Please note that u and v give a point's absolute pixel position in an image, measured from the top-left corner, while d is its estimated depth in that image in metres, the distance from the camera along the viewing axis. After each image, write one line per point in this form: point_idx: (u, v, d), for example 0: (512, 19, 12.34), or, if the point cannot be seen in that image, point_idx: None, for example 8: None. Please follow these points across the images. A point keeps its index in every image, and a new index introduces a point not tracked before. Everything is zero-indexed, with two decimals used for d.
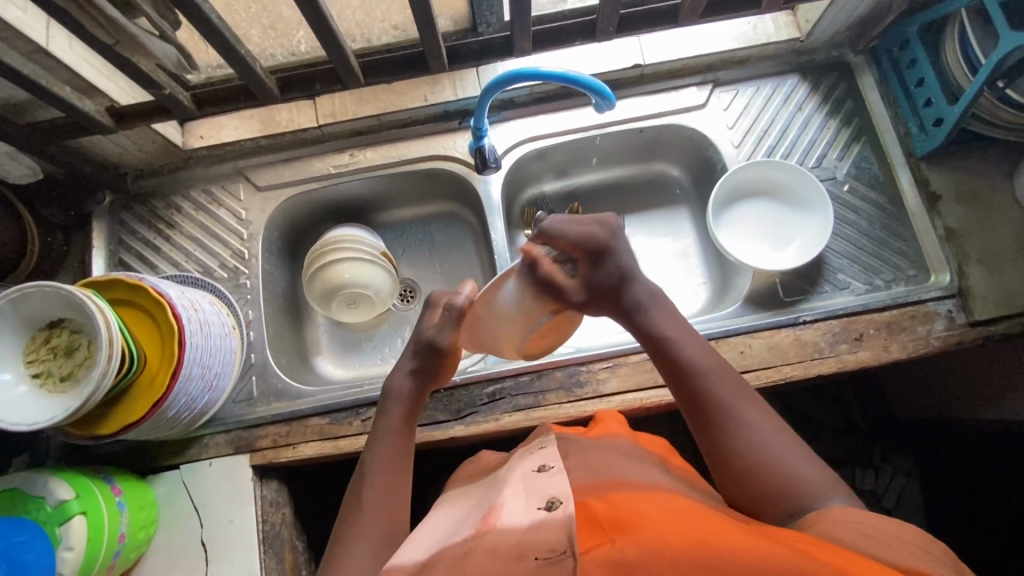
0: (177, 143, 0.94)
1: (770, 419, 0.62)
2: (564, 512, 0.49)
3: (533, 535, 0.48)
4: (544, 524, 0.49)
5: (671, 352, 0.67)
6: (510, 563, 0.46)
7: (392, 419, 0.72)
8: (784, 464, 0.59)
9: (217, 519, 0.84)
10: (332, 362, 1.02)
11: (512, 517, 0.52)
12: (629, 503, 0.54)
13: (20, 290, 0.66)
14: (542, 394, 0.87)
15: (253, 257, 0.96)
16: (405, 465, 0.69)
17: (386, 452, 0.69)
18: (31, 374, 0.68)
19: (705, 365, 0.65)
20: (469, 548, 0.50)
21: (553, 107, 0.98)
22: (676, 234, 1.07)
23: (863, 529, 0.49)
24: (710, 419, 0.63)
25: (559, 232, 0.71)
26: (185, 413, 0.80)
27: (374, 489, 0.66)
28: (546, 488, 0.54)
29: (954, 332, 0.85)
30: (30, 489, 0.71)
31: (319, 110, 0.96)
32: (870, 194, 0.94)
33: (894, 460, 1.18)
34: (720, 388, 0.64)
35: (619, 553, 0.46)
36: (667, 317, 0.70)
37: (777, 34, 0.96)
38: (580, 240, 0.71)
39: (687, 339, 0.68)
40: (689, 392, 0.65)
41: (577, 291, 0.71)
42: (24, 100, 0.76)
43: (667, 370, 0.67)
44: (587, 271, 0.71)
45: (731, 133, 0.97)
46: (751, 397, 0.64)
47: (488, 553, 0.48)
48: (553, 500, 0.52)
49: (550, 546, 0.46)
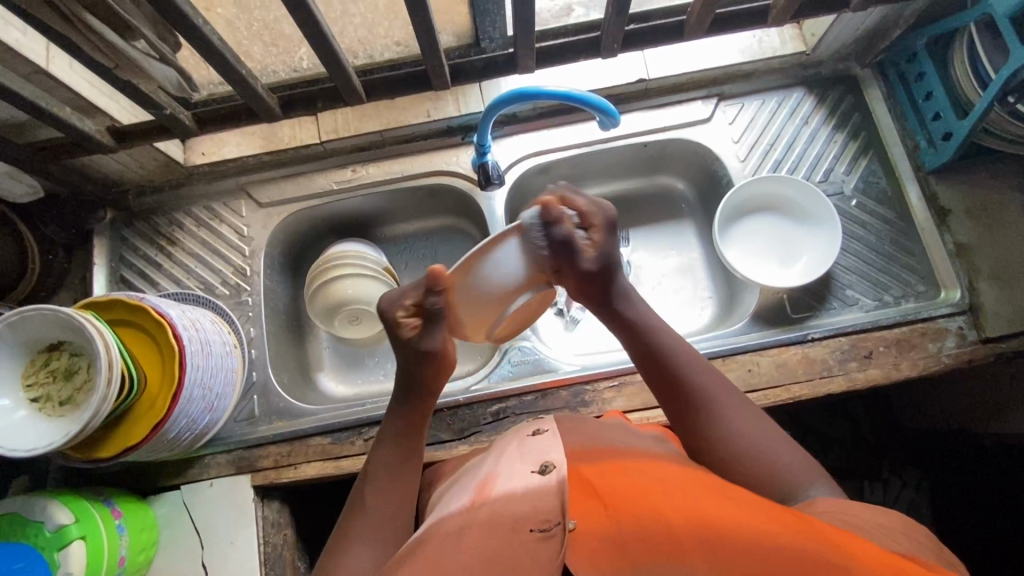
0: (179, 160, 0.93)
1: (751, 408, 0.63)
2: (556, 478, 0.51)
3: (527, 504, 0.50)
4: (536, 491, 0.51)
5: (652, 343, 0.67)
6: (508, 533, 0.48)
7: (396, 425, 0.68)
8: (771, 458, 0.59)
9: (219, 541, 0.83)
10: (334, 379, 1.01)
11: (509, 481, 0.54)
12: (625, 471, 0.54)
13: (19, 314, 0.65)
14: (546, 413, 0.85)
15: (255, 274, 0.95)
16: (409, 473, 0.66)
17: (393, 459, 0.66)
18: (30, 399, 0.67)
19: (688, 358, 0.66)
20: (467, 519, 0.51)
21: (556, 122, 0.98)
22: (681, 248, 1.06)
23: (849, 518, 0.49)
24: (691, 408, 0.63)
25: (575, 195, 0.67)
26: (186, 435, 0.79)
27: (376, 496, 0.64)
28: (542, 453, 0.56)
29: (965, 349, 0.84)
30: (29, 514, 0.70)
31: (321, 126, 0.95)
32: (879, 209, 0.92)
33: (903, 472, 1.15)
34: (705, 382, 0.64)
35: (616, 532, 0.48)
36: (646, 307, 0.70)
37: (783, 47, 0.95)
38: (596, 208, 0.66)
39: (670, 331, 0.68)
40: (675, 385, 0.64)
41: (591, 258, 0.65)
42: (24, 122, 0.75)
43: (646, 361, 0.67)
44: (603, 240, 0.66)
45: (736, 147, 0.97)
46: (728, 386, 0.65)
47: (489, 522, 0.50)
48: (547, 464, 0.54)
49: (544, 518, 0.48)
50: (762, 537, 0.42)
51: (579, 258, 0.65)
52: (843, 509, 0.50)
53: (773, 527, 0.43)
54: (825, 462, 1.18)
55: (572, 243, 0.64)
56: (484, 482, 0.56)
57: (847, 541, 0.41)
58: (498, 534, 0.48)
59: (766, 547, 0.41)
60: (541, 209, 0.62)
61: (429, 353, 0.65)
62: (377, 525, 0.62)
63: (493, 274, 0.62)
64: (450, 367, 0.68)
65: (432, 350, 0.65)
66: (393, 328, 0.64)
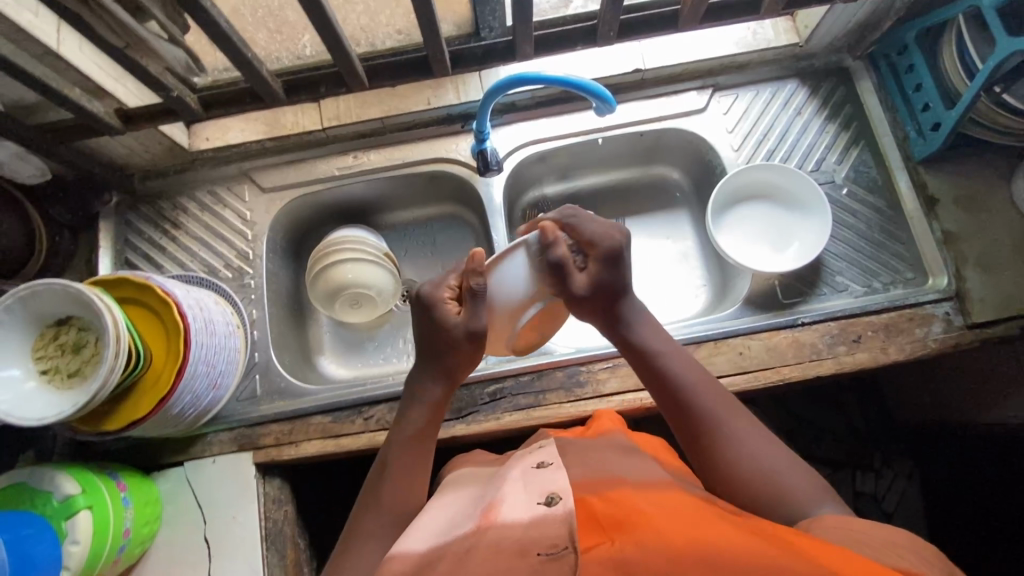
0: (184, 145, 0.95)
1: (754, 425, 0.65)
2: (565, 508, 0.50)
3: (535, 530, 0.49)
4: (543, 520, 0.50)
5: (658, 364, 0.69)
6: (513, 560, 0.47)
7: (417, 419, 0.69)
8: (775, 474, 0.61)
9: (222, 516, 0.85)
10: (334, 362, 1.03)
11: (514, 511, 0.52)
12: (627, 498, 0.54)
13: (30, 289, 0.67)
14: (542, 393, 0.87)
15: (257, 257, 0.97)
16: (421, 468, 0.68)
17: (406, 456, 0.68)
18: (40, 371, 0.69)
19: (692, 382, 0.67)
20: (472, 542, 0.50)
21: (554, 111, 1.00)
22: (676, 237, 1.08)
23: (855, 534, 0.51)
24: (696, 426, 0.65)
25: (579, 223, 0.70)
26: (190, 411, 0.81)
27: (391, 487, 0.66)
28: (547, 482, 0.55)
29: (951, 334, 0.86)
30: (38, 484, 0.72)
31: (324, 113, 0.97)
32: (868, 198, 0.94)
33: (895, 463, 1.17)
34: (711, 407, 0.65)
35: (620, 552, 0.47)
36: (652, 328, 0.72)
37: (776, 39, 0.97)
38: (598, 238, 0.69)
39: (675, 353, 0.69)
40: (682, 410, 0.66)
41: (583, 284, 0.68)
42: (35, 103, 0.78)
43: (652, 380, 0.69)
44: (598, 269, 0.68)
45: (731, 137, 0.98)
46: (733, 404, 0.66)
47: (492, 551, 0.48)
48: (553, 495, 0.53)
49: (552, 543, 0.48)
50: (760, 563, 0.44)
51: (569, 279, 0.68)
52: (840, 528, 0.52)
53: (770, 553, 0.45)
54: (817, 452, 1.19)
55: (566, 268, 0.67)
56: (489, 508, 0.55)
57: (830, 560, 0.44)
58: (503, 559, 0.47)
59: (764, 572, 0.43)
60: (540, 232, 0.68)
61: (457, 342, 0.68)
62: (386, 518, 0.65)
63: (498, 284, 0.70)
64: (479, 358, 0.71)
65: (474, 330, 0.68)
66: (436, 307, 0.68)
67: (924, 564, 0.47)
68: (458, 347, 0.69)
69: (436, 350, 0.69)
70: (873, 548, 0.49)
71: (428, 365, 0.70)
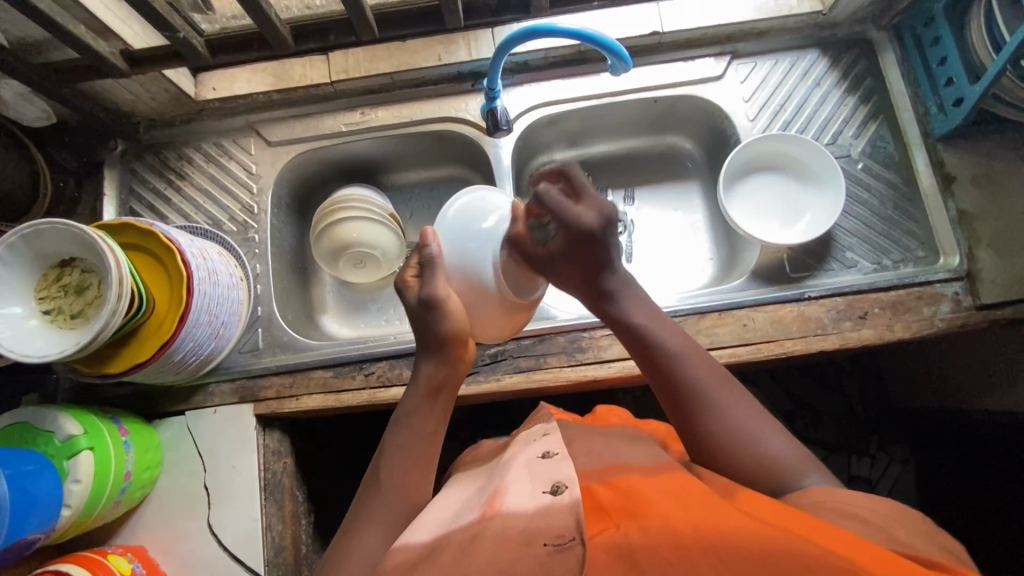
0: (189, 94, 0.93)
1: (746, 402, 0.62)
2: (570, 498, 0.51)
3: (541, 520, 0.50)
4: (550, 510, 0.51)
5: (641, 337, 0.66)
6: (521, 549, 0.48)
7: (423, 416, 0.68)
8: (774, 454, 0.58)
9: (220, 466, 0.86)
10: (337, 321, 1.04)
11: (520, 499, 0.53)
12: (633, 486, 0.54)
13: (33, 227, 0.67)
14: (543, 357, 0.87)
15: (262, 211, 0.96)
16: (429, 452, 0.67)
17: (409, 446, 0.66)
18: (42, 310, 0.69)
19: (678, 353, 0.65)
20: (476, 532, 0.51)
21: (567, 73, 0.97)
22: (686, 208, 1.07)
23: (851, 512, 0.50)
24: (684, 400, 0.62)
25: (548, 202, 0.66)
26: (192, 359, 0.81)
27: (391, 469, 0.65)
28: (552, 471, 0.56)
29: (959, 314, 0.85)
30: (40, 424, 0.73)
31: (332, 66, 0.94)
32: (884, 173, 0.93)
33: (890, 448, 1.17)
34: (698, 378, 0.63)
35: (626, 539, 0.47)
36: (637, 301, 0.69)
37: (799, 6, 0.93)
38: (565, 217, 0.65)
39: (660, 327, 0.67)
40: (667, 381, 0.64)
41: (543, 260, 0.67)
42: (40, 40, 0.77)
43: (640, 354, 0.67)
44: (558, 248, 0.66)
45: (746, 106, 0.96)
46: (714, 370, 0.64)
47: (495, 539, 0.49)
48: (558, 484, 0.53)
49: (558, 533, 0.48)
50: (771, 541, 0.43)
51: (538, 239, 0.67)
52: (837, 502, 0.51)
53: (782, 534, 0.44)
54: (815, 435, 1.19)
55: (525, 232, 0.67)
56: (495, 496, 0.56)
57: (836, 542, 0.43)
58: (510, 549, 0.48)
59: (768, 551, 0.42)
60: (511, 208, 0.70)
61: (444, 336, 0.68)
62: (388, 502, 0.63)
63: (463, 244, 0.69)
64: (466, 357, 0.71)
65: (432, 298, 0.67)
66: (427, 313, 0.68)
67: (919, 542, 0.46)
68: (440, 339, 0.69)
69: (433, 339, 0.69)
70: (866, 523, 0.48)
71: (424, 352, 0.70)
